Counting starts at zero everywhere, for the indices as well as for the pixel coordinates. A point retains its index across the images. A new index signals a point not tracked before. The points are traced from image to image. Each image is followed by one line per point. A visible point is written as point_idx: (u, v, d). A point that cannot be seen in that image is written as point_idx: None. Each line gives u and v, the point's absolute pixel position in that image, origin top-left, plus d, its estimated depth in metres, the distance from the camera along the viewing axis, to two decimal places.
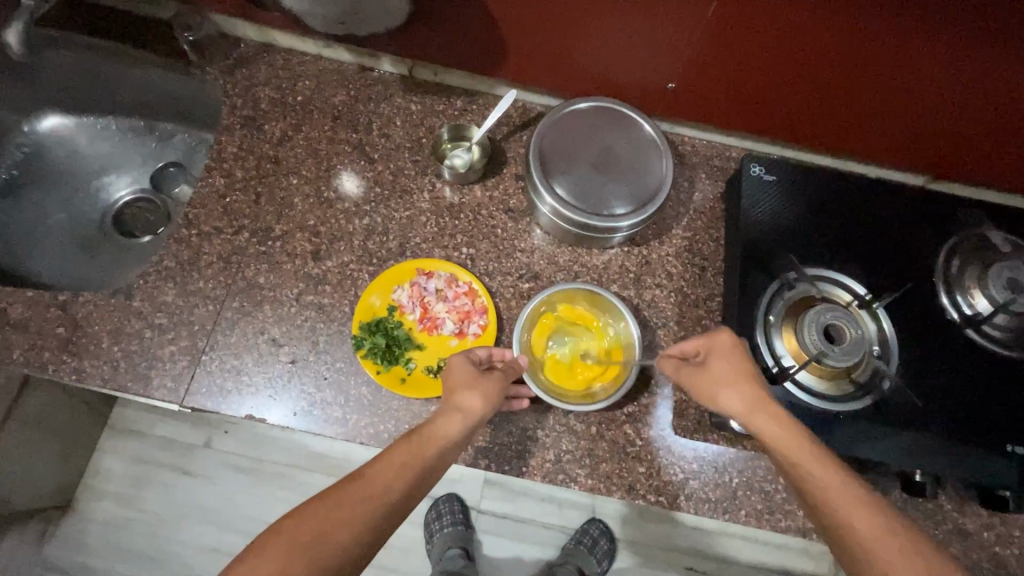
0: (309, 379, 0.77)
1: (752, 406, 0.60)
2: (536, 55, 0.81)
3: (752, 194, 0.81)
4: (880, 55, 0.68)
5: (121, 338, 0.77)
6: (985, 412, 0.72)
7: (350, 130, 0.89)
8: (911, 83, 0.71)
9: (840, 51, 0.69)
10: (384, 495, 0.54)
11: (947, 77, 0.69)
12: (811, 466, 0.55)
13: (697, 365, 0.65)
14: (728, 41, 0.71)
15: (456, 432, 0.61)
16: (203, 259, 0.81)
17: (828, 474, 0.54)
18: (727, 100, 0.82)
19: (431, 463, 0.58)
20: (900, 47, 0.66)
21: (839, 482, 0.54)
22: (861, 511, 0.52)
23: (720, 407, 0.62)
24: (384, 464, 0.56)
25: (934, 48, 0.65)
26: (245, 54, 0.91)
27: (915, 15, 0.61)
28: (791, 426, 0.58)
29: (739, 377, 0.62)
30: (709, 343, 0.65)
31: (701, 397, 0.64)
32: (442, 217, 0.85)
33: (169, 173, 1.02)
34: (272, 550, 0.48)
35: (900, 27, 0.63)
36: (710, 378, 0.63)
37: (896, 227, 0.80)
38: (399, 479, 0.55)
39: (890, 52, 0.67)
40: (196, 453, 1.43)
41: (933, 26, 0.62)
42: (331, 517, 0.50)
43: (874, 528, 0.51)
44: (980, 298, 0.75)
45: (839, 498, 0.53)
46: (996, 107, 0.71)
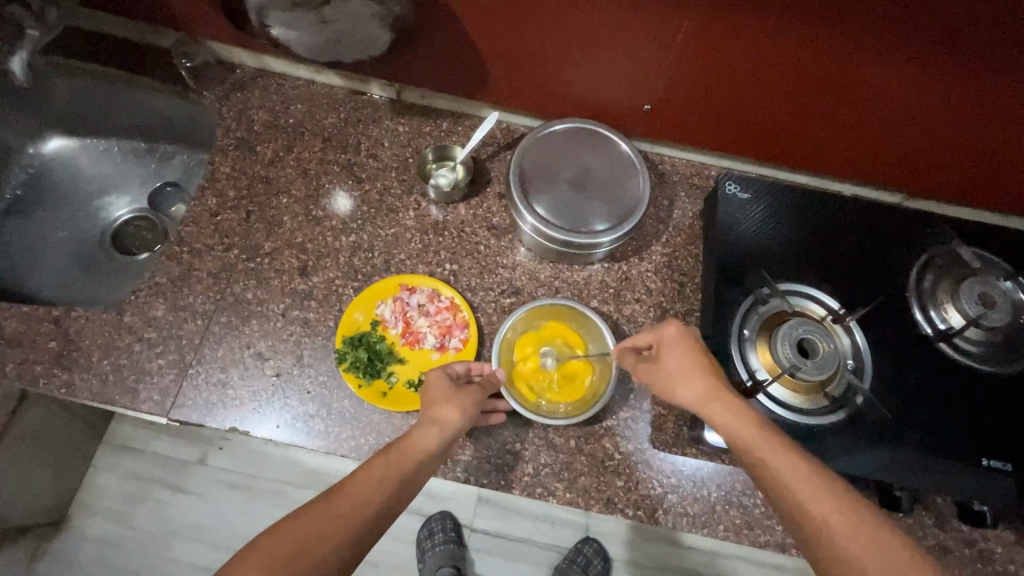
0: (293, 392, 0.78)
1: (707, 396, 0.61)
2: (516, 78, 0.84)
3: (728, 211, 0.83)
4: (841, 76, 0.71)
5: (111, 352, 0.79)
6: (960, 427, 0.73)
7: (339, 151, 0.92)
8: (873, 103, 0.74)
9: (806, 71, 0.71)
10: (364, 509, 0.54)
11: (908, 96, 0.71)
12: (765, 452, 0.56)
13: (654, 362, 0.67)
14: (700, 62, 0.74)
15: (432, 444, 0.63)
16: (193, 275, 0.83)
17: (782, 458, 0.55)
18: (703, 119, 0.84)
19: (409, 474, 0.59)
20: (860, 68, 0.69)
21: (791, 466, 0.54)
22: (815, 494, 0.52)
23: (676, 399, 0.64)
24: (362, 479, 0.57)
25: (892, 69, 0.68)
26: (240, 79, 0.95)
27: (874, 32, 0.63)
28: (746, 413, 0.59)
29: (694, 369, 0.63)
30: (660, 340, 0.67)
31: (658, 392, 0.66)
32: (426, 234, 0.88)
33: (167, 193, 1.06)
34: (251, 567, 0.47)
35: (861, 46, 0.65)
36: (665, 372, 0.65)
37: (869, 243, 0.82)
38: (378, 492, 0.56)
39: (851, 74, 0.70)
40: (189, 469, 1.44)
41: (893, 43, 0.64)
42: (310, 531, 0.51)
43: (826, 510, 0.51)
44: (953, 312, 0.76)
45: (794, 483, 0.53)
46: (962, 123, 0.73)
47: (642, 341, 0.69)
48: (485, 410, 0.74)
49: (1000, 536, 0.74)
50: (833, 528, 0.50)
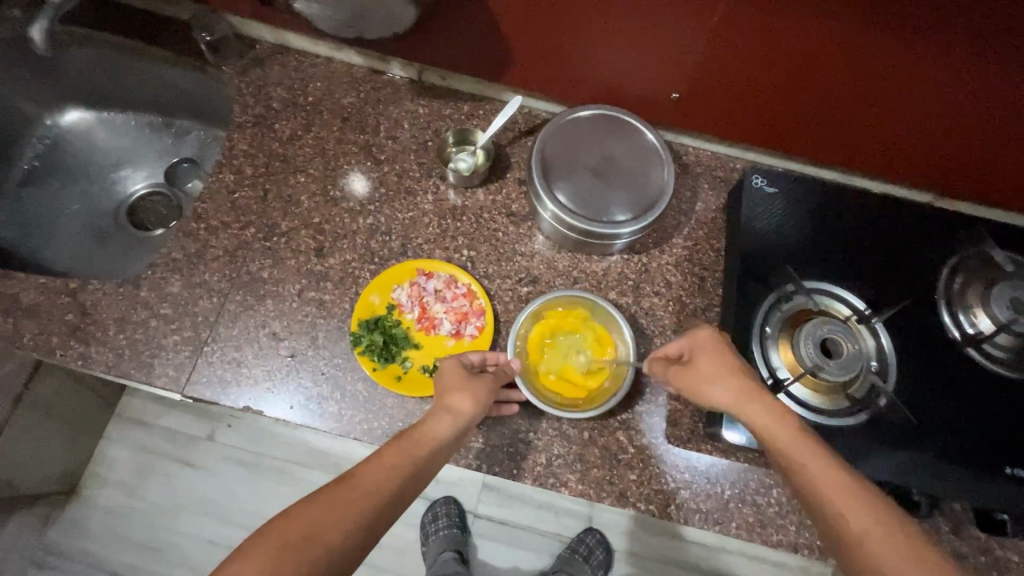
0: (307, 373, 0.78)
1: (743, 399, 0.61)
2: (541, 61, 0.82)
3: (752, 205, 0.81)
4: (878, 71, 0.68)
5: (127, 326, 0.78)
6: (984, 434, 0.71)
7: (358, 132, 0.91)
8: (909, 99, 0.72)
9: (843, 64, 0.69)
10: (375, 496, 0.54)
11: (946, 94, 0.69)
12: (807, 460, 0.55)
13: (686, 365, 0.66)
14: (735, 53, 0.71)
15: (444, 434, 0.62)
16: (209, 252, 0.83)
17: (823, 467, 0.54)
18: (733, 110, 0.82)
19: (422, 462, 0.59)
20: (898, 64, 0.67)
21: (832, 474, 0.54)
22: (855, 503, 0.52)
23: (709, 401, 0.63)
24: (374, 467, 0.56)
25: (932, 66, 0.65)
26: (259, 55, 0.94)
27: (925, 29, 0.61)
28: (785, 418, 0.58)
29: (730, 372, 0.63)
30: (692, 344, 0.66)
31: (688, 395, 0.65)
32: (444, 219, 0.87)
33: (182, 170, 1.04)
34: (263, 550, 0.47)
35: (908, 41, 0.63)
36: (699, 375, 0.64)
37: (898, 243, 0.80)
38: (389, 480, 0.56)
39: (889, 68, 0.68)
40: (199, 445, 1.45)
41: (942, 41, 0.61)
42: (320, 518, 0.50)
43: (868, 519, 0.51)
44: (982, 316, 0.74)
45: (834, 491, 0.52)
46: (1004, 125, 0.71)
47: (673, 348, 0.67)
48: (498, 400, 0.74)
49: (1017, 545, 0.73)
50: (874, 538, 0.50)
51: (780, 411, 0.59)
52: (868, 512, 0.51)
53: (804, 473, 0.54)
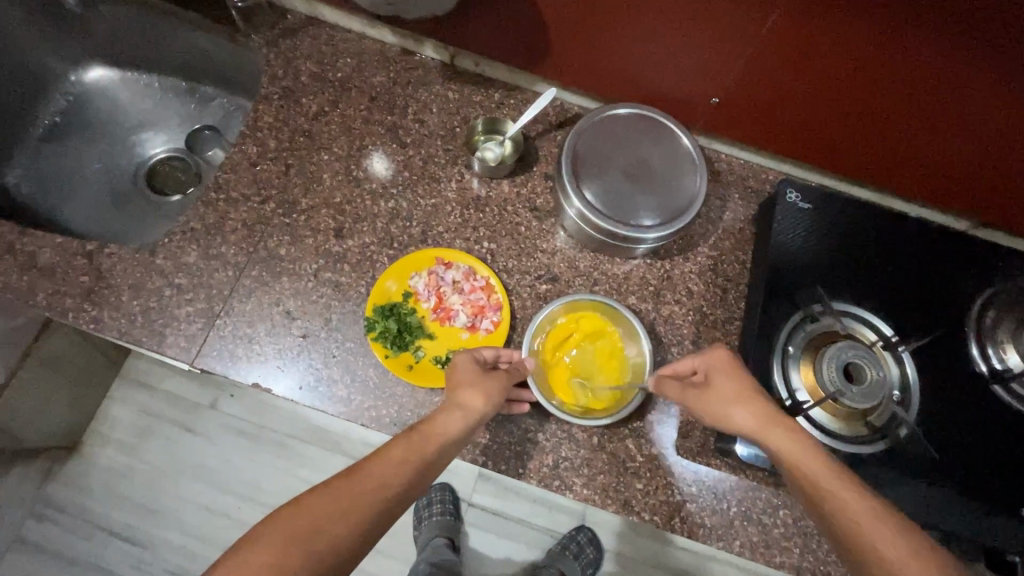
0: (318, 355, 0.77)
1: (766, 424, 0.60)
2: (577, 54, 0.80)
3: (784, 220, 0.79)
4: (918, 93, 0.66)
5: (141, 293, 0.78)
6: (1002, 474, 0.70)
7: (385, 112, 0.89)
8: (948, 126, 0.69)
9: (882, 82, 0.67)
10: (382, 491, 0.53)
11: (986, 123, 0.66)
12: (835, 487, 0.54)
13: (702, 385, 0.65)
14: (789, 65, 0.69)
15: (453, 430, 0.61)
16: (227, 224, 0.82)
17: (851, 496, 0.53)
18: (769, 120, 0.80)
19: (431, 458, 0.58)
20: (938, 89, 0.64)
21: (864, 504, 0.53)
22: (886, 531, 0.50)
23: (729, 426, 0.62)
24: (382, 462, 0.55)
25: (974, 94, 0.63)
26: (291, 26, 0.92)
27: (996, 60, 0.58)
28: (810, 446, 0.58)
29: (750, 397, 0.62)
30: (710, 365, 0.66)
31: (706, 417, 0.64)
32: (467, 208, 0.85)
33: (204, 137, 1.03)
34: (270, 542, 0.47)
35: (951, 67, 0.61)
36: (718, 396, 0.63)
37: (931, 271, 0.78)
38: (397, 475, 0.55)
39: (929, 93, 0.66)
40: (201, 412, 1.46)
41: (1015, 75, 0.58)
42: (326, 510, 0.50)
43: (898, 546, 0.49)
44: (1012, 352, 0.72)
45: (865, 518, 0.51)
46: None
47: (683, 366, 0.67)
48: (508, 398, 0.73)
49: None
50: (911, 566, 0.48)
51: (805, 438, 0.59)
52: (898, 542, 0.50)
53: (834, 502, 0.53)
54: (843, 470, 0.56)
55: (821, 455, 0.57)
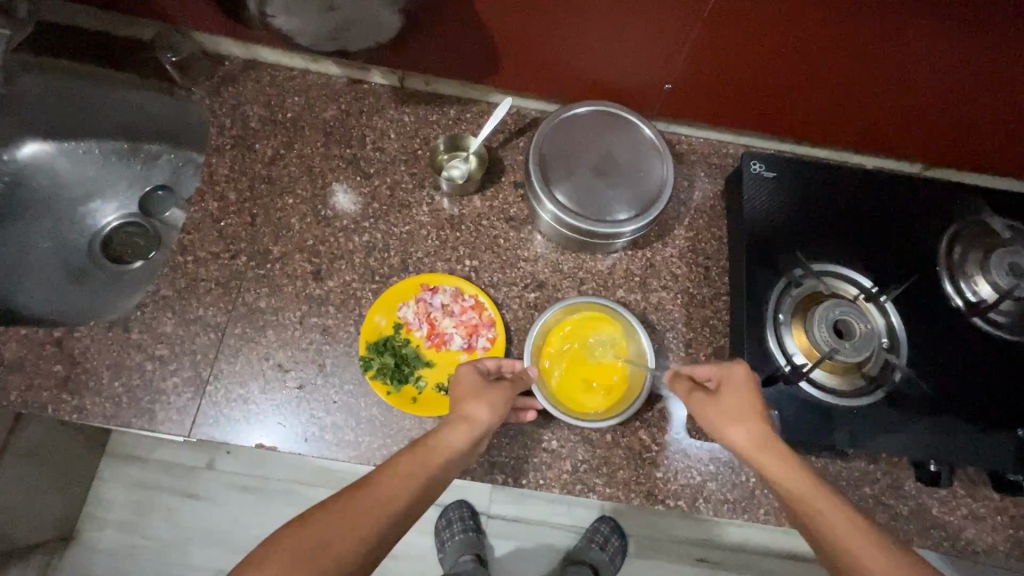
0: (318, 403, 0.75)
1: (761, 442, 0.60)
2: (527, 61, 0.80)
3: (752, 191, 0.81)
4: (858, 52, 0.69)
5: (121, 373, 0.75)
6: (995, 399, 0.74)
7: (343, 145, 0.87)
8: (890, 76, 0.72)
9: (822, 47, 0.69)
10: (388, 506, 0.52)
11: (926, 68, 0.69)
12: (823, 507, 0.55)
13: (710, 394, 0.66)
14: (737, 39, 0.70)
15: (459, 443, 0.60)
16: (201, 286, 0.80)
17: (837, 513, 0.54)
18: (724, 97, 0.81)
19: (436, 472, 0.57)
20: (876, 43, 0.67)
21: (852, 523, 0.53)
22: (874, 553, 0.51)
23: (726, 439, 0.62)
24: (388, 476, 0.54)
25: (908, 43, 0.66)
26: (231, 72, 0.90)
27: (933, 7, 0.60)
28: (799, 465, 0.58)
29: (751, 413, 0.62)
30: (721, 376, 0.66)
31: (706, 426, 0.65)
32: (443, 229, 0.84)
33: (158, 197, 1.00)
34: (275, 562, 0.46)
35: (883, 22, 0.64)
36: (722, 409, 0.63)
37: (897, 218, 0.81)
38: (404, 489, 0.54)
39: (867, 49, 0.68)
40: (199, 476, 1.41)
41: (947, 19, 0.61)
42: (335, 525, 0.49)
43: (886, 567, 0.50)
44: (983, 284, 0.76)
45: (854, 541, 0.52)
46: (1007, 95, 0.71)
47: (701, 373, 0.67)
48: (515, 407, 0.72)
49: None
50: None
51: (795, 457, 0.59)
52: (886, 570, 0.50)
53: (818, 519, 0.54)
54: (831, 490, 0.57)
55: (814, 476, 0.58)
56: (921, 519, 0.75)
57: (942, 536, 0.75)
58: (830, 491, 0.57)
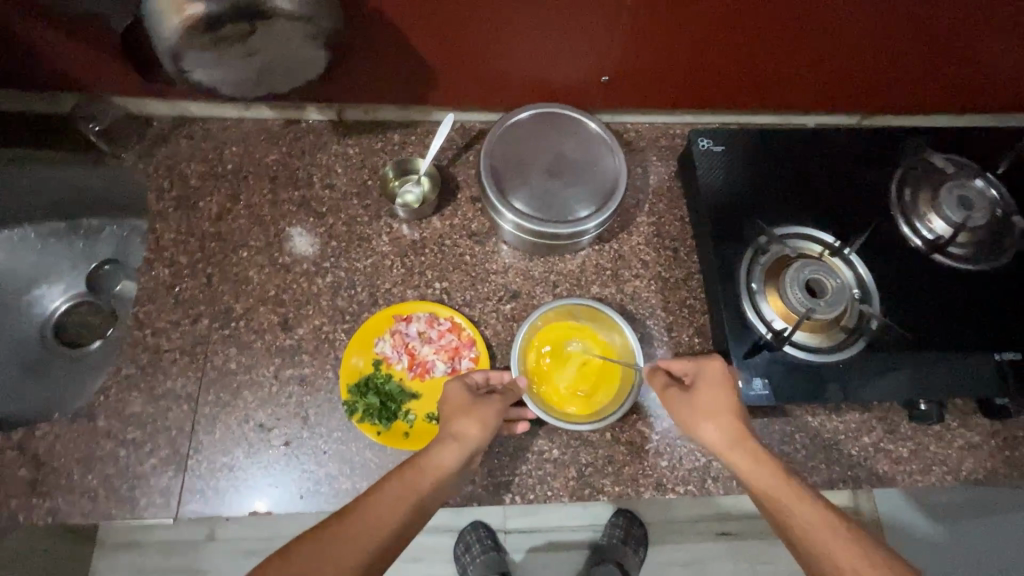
0: (309, 456, 0.73)
1: (734, 439, 0.60)
2: (462, 74, 0.79)
3: (705, 167, 0.82)
4: (780, 16, 0.70)
5: (93, 465, 0.71)
6: (969, 328, 0.75)
7: (291, 188, 0.85)
8: (815, 36, 0.74)
9: (745, 16, 0.70)
10: (378, 534, 0.50)
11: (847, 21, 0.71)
12: (792, 500, 0.55)
13: (684, 390, 0.66)
14: (667, 19, 0.70)
15: (451, 463, 0.58)
16: (165, 357, 0.76)
17: (805, 506, 0.54)
18: (661, 80, 0.82)
19: (426, 493, 0.55)
20: (795, 5, 0.69)
21: (823, 518, 0.53)
22: (844, 547, 0.51)
23: (699, 435, 0.63)
24: (376, 500, 0.53)
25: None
26: (161, 132, 0.86)
27: None
28: (770, 460, 0.59)
29: (726, 410, 0.62)
30: (698, 372, 0.66)
31: (680, 422, 0.65)
32: (406, 256, 0.83)
33: (105, 272, 0.94)
34: None
35: None
36: (695, 405, 0.64)
37: (847, 170, 0.82)
38: (393, 514, 0.52)
39: (788, 12, 0.70)
40: (200, 550, 1.34)
41: None
42: (321, 554, 0.47)
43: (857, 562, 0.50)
44: (937, 220, 0.78)
45: (826, 536, 0.52)
46: (929, 33, 0.73)
47: (678, 367, 0.68)
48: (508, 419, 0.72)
49: (1017, 420, 0.79)
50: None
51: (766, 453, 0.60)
52: (858, 562, 0.50)
53: (788, 512, 0.55)
54: (802, 486, 0.57)
55: (786, 472, 0.58)
56: (921, 458, 0.77)
57: (943, 470, 0.77)
58: (800, 486, 0.57)
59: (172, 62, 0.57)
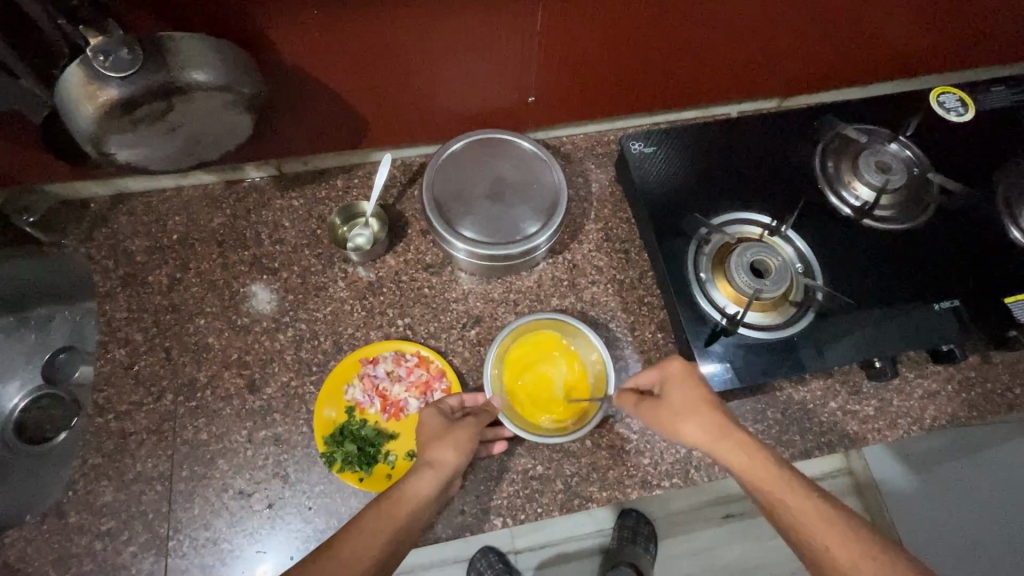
0: (294, 514, 0.72)
1: (718, 437, 0.60)
2: (393, 115, 0.81)
3: (640, 168, 0.85)
4: (683, 23, 0.74)
5: (70, 563, 0.70)
6: (910, 284, 0.79)
7: (240, 249, 0.85)
8: (719, 34, 0.78)
9: (651, 27, 0.74)
10: (355, 570, 0.50)
11: (745, 18, 0.75)
12: (783, 492, 0.55)
13: (658, 397, 0.66)
14: (576, 38, 0.73)
15: (429, 490, 0.58)
16: (132, 441, 0.75)
17: (799, 499, 0.54)
18: (586, 93, 0.85)
19: (403, 525, 0.54)
20: (695, 12, 0.72)
21: (814, 507, 0.54)
22: (837, 535, 0.52)
23: (683, 438, 0.62)
24: (354, 534, 0.52)
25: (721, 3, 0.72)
26: (99, 213, 0.85)
27: None
28: (757, 451, 0.58)
29: (704, 407, 0.62)
30: (666, 376, 0.66)
31: (662, 429, 0.64)
32: (365, 298, 0.83)
33: (63, 360, 0.89)
34: None
35: None
36: (673, 409, 0.63)
37: (773, 152, 0.86)
38: (371, 547, 0.52)
39: (690, 18, 0.73)
40: None
41: None
42: None
43: (850, 549, 0.51)
44: (861, 187, 0.82)
45: (820, 526, 0.52)
46: (822, 16, 0.78)
47: (644, 380, 0.68)
48: (484, 441, 0.73)
49: (970, 362, 0.83)
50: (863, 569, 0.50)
51: (752, 443, 0.59)
52: (852, 547, 0.51)
53: (782, 506, 0.55)
54: (790, 473, 0.57)
55: (771, 462, 0.57)
56: (886, 413, 0.80)
57: (909, 421, 0.80)
58: (789, 473, 0.57)
59: (94, 147, 0.57)
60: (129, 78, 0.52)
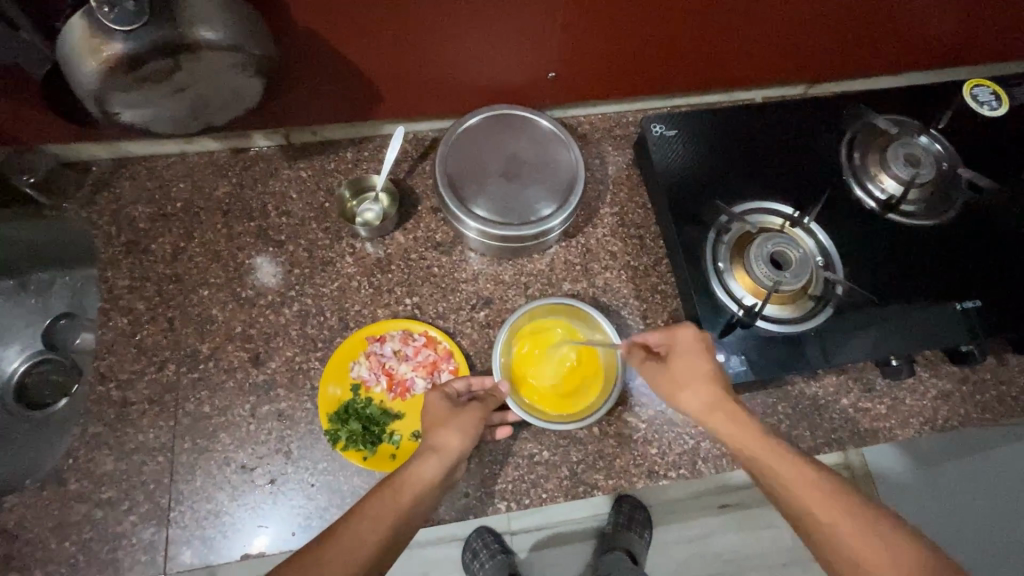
0: (297, 490, 0.71)
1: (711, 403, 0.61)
2: (407, 86, 0.78)
3: (660, 151, 0.82)
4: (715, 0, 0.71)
5: (69, 531, 0.69)
6: (932, 282, 0.77)
7: (246, 219, 0.83)
8: (751, 14, 0.74)
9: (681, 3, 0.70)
10: (357, 555, 0.48)
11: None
12: (772, 459, 0.55)
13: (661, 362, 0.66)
14: (603, 12, 0.70)
15: (432, 474, 0.57)
16: (133, 410, 0.74)
17: (793, 469, 0.54)
18: (607, 71, 0.82)
19: (406, 509, 0.53)
20: None
21: (803, 474, 0.54)
22: (827, 505, 0.51)
23: (678, 403, 0.63)
24: (356, 518, 0.51)
25: None
26: (101, 177, 0.83)
27: None
28: (745, 418, 0.59)
29: (701, 375, 0.62)
30: (671, 342, 0.65)
31: (661, 393, 0.65)
32: (373, 275, 0.81)
33: (63, 327, 0.85)
34: None
35: None
36: (674, 373, 0.64)
37: (799, 140, 0.83)
38: (374, 532, 0.51)
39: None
40: None
41: None
42: None
43: (836, 516, 0.50)
44: (887, 180, 0.80)
45: (804, 492, 0.52)
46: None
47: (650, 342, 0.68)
48: (490, 424, 0.72)
49: (986, 364, 0.82)
50: (848, 540, 0.49)
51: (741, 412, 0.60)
52: (836, 514, 0.50)
53: (771, 469, 0.55)
54: (779, 443, 0.57)
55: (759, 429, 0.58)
56: (898, 411, 0.79)
57: (921, 421, 0.79)
58: (780, 443, 0.57)
59: (97, 104, 0.54)
60: (136, 33, 0.49)
